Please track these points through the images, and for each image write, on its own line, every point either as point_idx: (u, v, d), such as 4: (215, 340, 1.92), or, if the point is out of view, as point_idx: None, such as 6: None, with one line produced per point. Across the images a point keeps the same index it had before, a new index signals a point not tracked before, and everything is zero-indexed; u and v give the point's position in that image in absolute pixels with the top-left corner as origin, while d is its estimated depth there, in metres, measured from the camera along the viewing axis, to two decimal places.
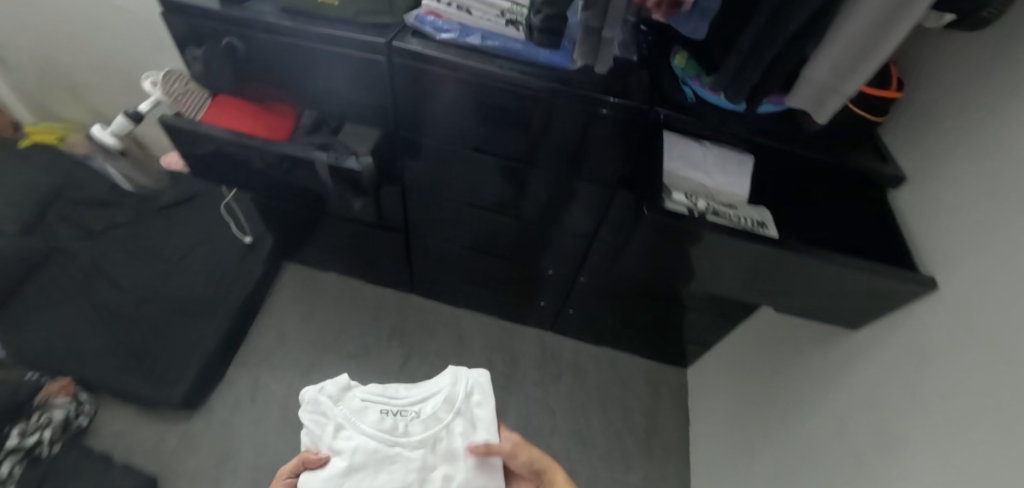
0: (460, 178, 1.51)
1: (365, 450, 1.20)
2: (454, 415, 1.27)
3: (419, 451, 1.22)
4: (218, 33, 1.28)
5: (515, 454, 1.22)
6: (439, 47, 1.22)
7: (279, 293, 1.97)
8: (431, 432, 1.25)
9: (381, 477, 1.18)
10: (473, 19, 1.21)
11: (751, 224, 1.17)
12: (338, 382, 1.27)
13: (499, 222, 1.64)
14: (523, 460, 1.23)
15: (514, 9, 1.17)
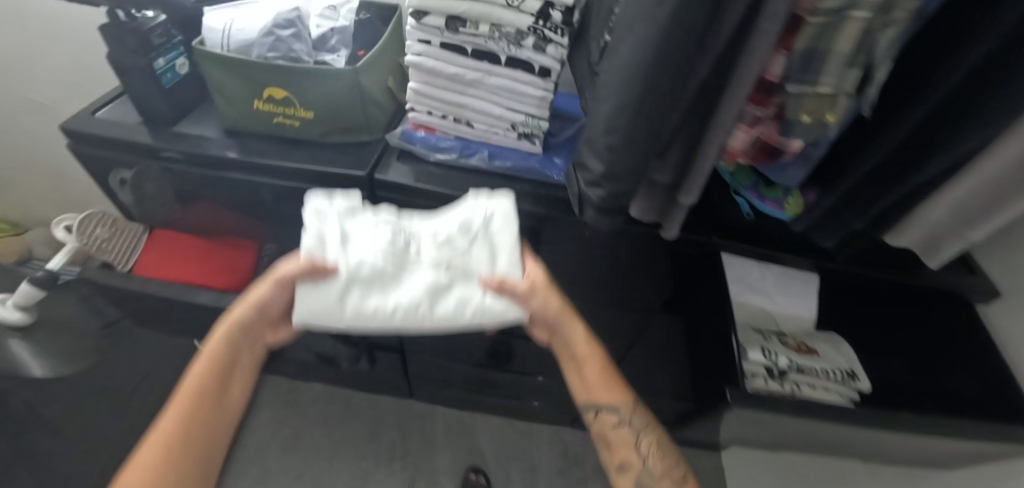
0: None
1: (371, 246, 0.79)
2: (474, 242, 0.81)
3: (433, 270, 0.79)
4: (142, 163, 0.98)
5: (546, 301, 0.82)
6: (437, 170, 0.96)
7: (252, 419, 1.63)
8: (454, 264, 0.80)
9: (393, 297, 0.77)
10: (477, 132, 0.95)
11: (843, 378, 0.95)
12: (328, 197, 0.83)
13: (512, 340, 1.35)
14: (540, 302, 0.81)
15: (530, 120, 0.92)
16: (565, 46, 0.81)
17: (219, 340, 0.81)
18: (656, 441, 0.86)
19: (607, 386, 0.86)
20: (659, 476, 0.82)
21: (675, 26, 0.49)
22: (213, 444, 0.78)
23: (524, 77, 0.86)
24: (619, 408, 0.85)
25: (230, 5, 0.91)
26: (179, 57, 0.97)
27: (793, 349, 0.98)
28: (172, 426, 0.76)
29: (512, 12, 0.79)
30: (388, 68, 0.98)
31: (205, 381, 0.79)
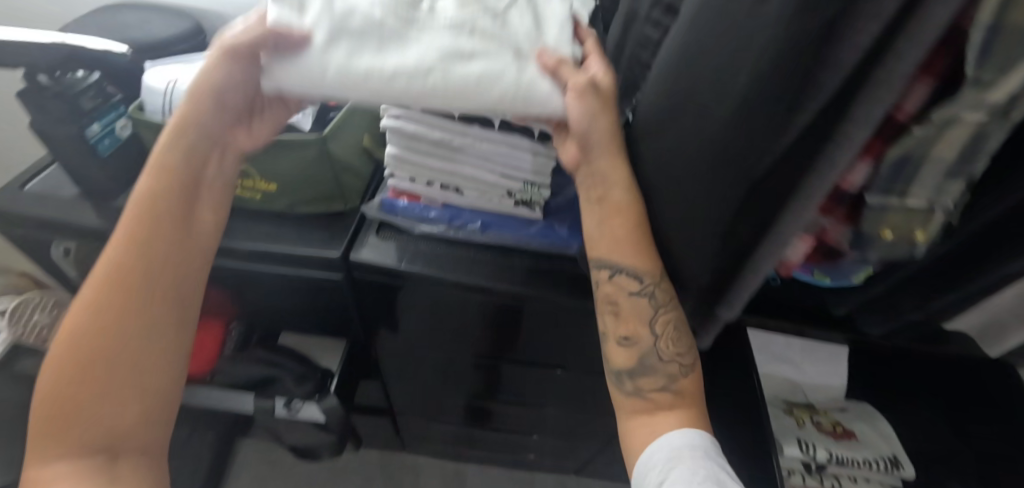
0: (448, 371, 1.09)
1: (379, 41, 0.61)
2: (512, 5, 0.66)
3: (447, 31, 0.63)
4: (78, 243, 0.84)
5: (593, 119, 0.61)
6: (426, 243, 0.84)
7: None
8: (482, 16, 0.64)
9: (404, 55, 0.61)
10: (468, 200, 0.83)
11: (887, 468, 0.86)
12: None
13: (515, 410, 1.21)
14: (584, 109, 0.60)
15: (528, 187, 0.80)
16: (567, 111, 0.69)
17: (165, 158, 0.65)
18: (676, 320, 0.68)
19: (633, 239, 0.65)
20: (665, 361, 0.68)
21: (744, 111, 0.45)
22: (161, 322, 0.62)
23: (521, 141, 0.74)
24: (643, 280, 0.66)
25: (177, 62, 0.79)
26: (120, 118, 0.83)
27: (830, 434, 0.90)
28: (117, 283, 0.60)
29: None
30: (365, 125, 0.85)
31: (157, 212, 0.63)
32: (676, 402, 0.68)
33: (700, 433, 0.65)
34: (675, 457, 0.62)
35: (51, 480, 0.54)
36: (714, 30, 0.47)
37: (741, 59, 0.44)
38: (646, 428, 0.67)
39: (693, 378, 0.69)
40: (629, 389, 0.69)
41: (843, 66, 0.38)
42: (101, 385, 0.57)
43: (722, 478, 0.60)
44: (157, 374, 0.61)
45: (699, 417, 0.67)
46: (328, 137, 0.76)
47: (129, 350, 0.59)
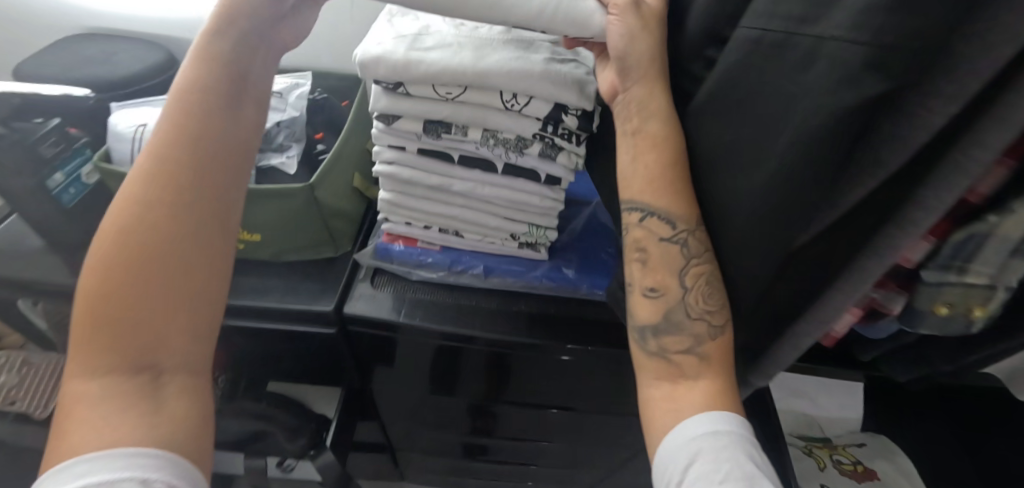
0: (446, 409, 1.03)
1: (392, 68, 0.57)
2: None
3: None
4: (44, 300, 0.77)
5: (634, 45, 0.49)
6: (422, 291, 0.78)
7: None
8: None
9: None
10: (467, 243, 0.78)
11: None
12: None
13: (520, 445, 1.16)
14: (626, 32, 0.49)
15: (533, 230, 0.74)
16: (581, 153, 0.62)
17: (196, 57, 0.52)
18: (712, 274, 0.52)
19: (671, 175, 0.50)
20: (692, 320, 0.52)
21: (771, 189, 0.40)
22: (209, 234, 0.49)
23: (525, 185, 0.68)
24: (676, 222, 0.50)
25: (148, 104, 0.73)
26: (87, 164, 0.77)
27: (852, 476, 0.87)
28: (169, 184, 0.48)
29: (511, 115, 0.60)
30: (351, 164, 0.79)
31: (197, 111, 0.51)
32: (700, 370, 0.51)
33: (727, 416, 0.48)
34: (695, 448, 0.46)
35: (88, 413, 0.43)
36: (732, 97, 0.42)
37: (767, 130, 0.39)
38: (667, 407, 0.50)
39: (724, 347, 0.52)
40: (650, 349, 0.53)
41: (913, 143, 0.35)
42: (145, 302, 0.45)
43: (756, 474, 0.45)
44: (192, 295, 0.48)
45: (728, 399, 0.50)
46: (315, 184, 0.71)
47: (181, 261, 0.47)
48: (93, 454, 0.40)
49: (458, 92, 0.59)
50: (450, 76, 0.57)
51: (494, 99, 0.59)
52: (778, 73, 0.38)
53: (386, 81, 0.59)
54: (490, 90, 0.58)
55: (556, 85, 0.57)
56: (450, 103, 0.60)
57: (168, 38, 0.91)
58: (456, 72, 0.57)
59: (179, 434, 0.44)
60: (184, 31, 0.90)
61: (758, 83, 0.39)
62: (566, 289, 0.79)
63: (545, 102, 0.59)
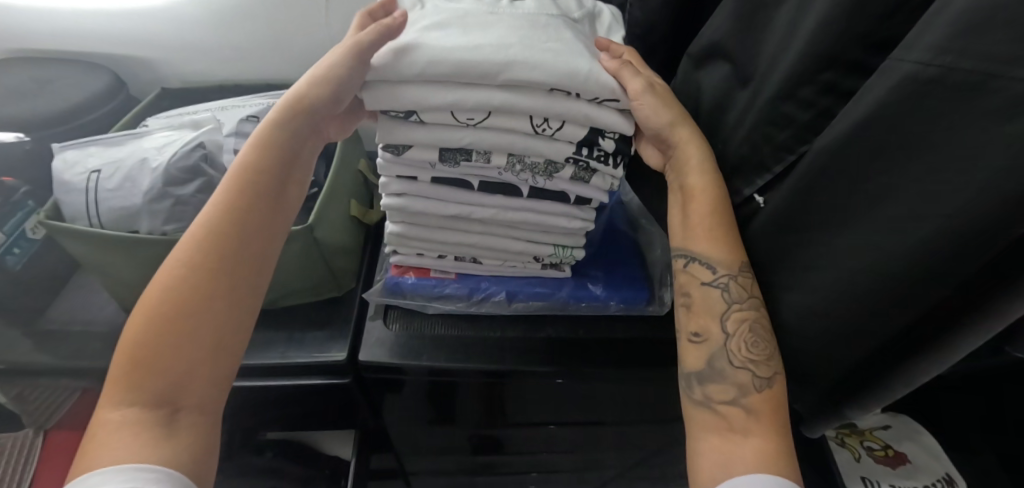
0: (455, 432, 0.98)
1: (418, 103, 0.50)
2: (586, 16, 0.58)
3: (523, 21, 0.53)
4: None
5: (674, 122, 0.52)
6: (442, 327, 0.70)
7: None
8: (555, 17, 0.54)
9: (470, 39, 0.50)
10: (487, 268, 0.71)
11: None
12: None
13: (533, 457, 1.13)
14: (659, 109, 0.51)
15: (559, 251, 0.68)
16: (616, 175, 0.58)
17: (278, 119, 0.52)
18: (756, 321, 0.48)
19: (718, 235, 0.50)
20: (735, 369, 0.47)
21: (927, 245, 0.36)
22: (263, 275, 0.48)
23: (552, 208, 0.62)
24: (716, 266, 0.49)
25: (93, 142, 0.61)
26: (31, 217, 0.66)
27: (885, 463, 0.75)
28: (232, 229, 0.47)
29: (541, 140, 0.54)
30: (348, 192, 0.72)
31: (269, 164, 0.51)
32: (750, 425, 0.44)
33: (779, 478, 0.40)
34: None
35: (112, 435, 0.39)
36: (876, 143, 0.38)
37: (927, 181, 0.35)
38: (721, 455, 0.43)
39: (776, 401, 0.46)
40: (695, 398, 0.48)
41: None
42: (187, 338, 0.43)
43: None
44: (233, 330, 0.45)
45: (784, 462, 0.42)
46: (314, 224, 0.64)
47: (223, 306, 0.45)
48: (108, 467, 0.37)
49: (481, 117, 0.52)
50: (472, 101, 0.50)
51: (522, 123, 0.53)
52: (950, 118, 0.34)
53: (395, 111, 0.52)
54: (518, 113, 0.52)
55: (591, 108, 0.52)
56: (472, 129, 0.53)
57: (112, 57, 0.79)
58: (482, 98, 0.50)
59: (194, 458, 0.40)
60: (130, 48, 0.78)
61: (920, 130, 0.35)
62: (599, 309, 0.72)
63: (581, 125, 0.53)
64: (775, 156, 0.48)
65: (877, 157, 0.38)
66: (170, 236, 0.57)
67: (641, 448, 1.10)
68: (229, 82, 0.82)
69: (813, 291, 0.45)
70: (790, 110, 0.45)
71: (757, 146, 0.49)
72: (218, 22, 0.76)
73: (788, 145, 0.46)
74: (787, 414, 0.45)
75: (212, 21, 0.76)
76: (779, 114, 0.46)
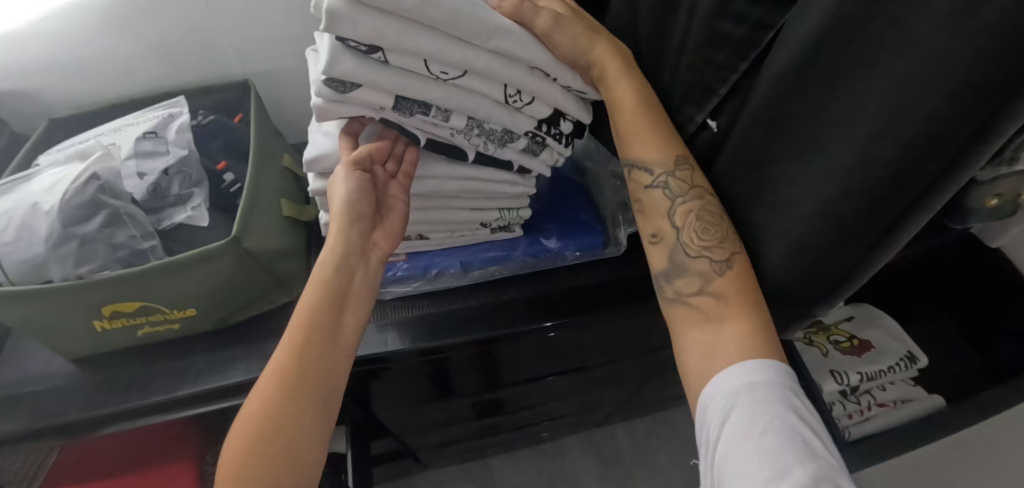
0: (449, 405, 0.98)
1: (393, 41, 0.44)
2: None
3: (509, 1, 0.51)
4: None
5: (591, 44, 0.53)
6: (403, 309, 0.68)
7: None
8: None
9: None
10: (436, 242, 0.69)
11: (904, 370, 0.75)
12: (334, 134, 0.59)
13: (528, 412, 1.15)
14: (576, 35, 0.51)
15: (505, 214, 0.67)
16: (562, 150, 0.61)
17: (327, 264, 0.56)
18: (700, 211, 0.51)
19: (653, 135, 0.53)
20: (693, 259, 0.51)
21: (898, 153, 0.37)
22: (332, 397, 0.51)
23: (494, 175, 0.61)
24: (652, 168, 0.52)
25: None
26: None
27: (851, 353, 0.77)
28: (305, 361, 0.50)
29: (507, 110, 0.54)
30: (274, 193, 0.68)
31: (326, 299, 0.54)
32: (723, 311, 0.49)
33: (760, 364, 0.46)
34: (730, 404, 0.45)
35: None
36: (836, 56, 0.39)
37: (890, 90, 0.36)
38: (703, 351, 0.49)
39: (738, 280, 0.50)
40: (668, 295, 0.53)
41: None
42: (288, 463, 0.46)
43: (799, 426, 0.44)
44: (309, 456, 0.48)
45: (763, 348, 0.47)
46: (239, 236, 0.60)
47: (299, 431, 0.48)
48: None
49: (456, 74, 0.49)
50: (457, 54, 0.47)
51: (495, 90, 0.52)
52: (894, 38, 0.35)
53: (358, 42, 0.44)
54: (493, 79, 0.51)
55: (562, 94, 0.55)
56: (439, 84, 0.50)
57: None
58: (466, 56, 0.47)
59: None
60: (7, 82, 0.71)
61: (871, 42, 0.36)
62: (552, 262, 0.71)
63: (546, 105, 0.55)
64: (719, 77, 0.49)
65: (830, 81, 0.40)
66: (86, 279, 0.54)
67: (632, 381, 1.12)
68: (126, 96, 0.75)
69: (782, 227, 0.47)
70: (726, 27, 0.46)
71: (700, 71, 0.50)
72: (100, 36, 0.69)
73: (729, 64, 0.48)
74: (750, 287, 0.50)
75: (94, 33, 0.69)
76: (716, 33, 0.47)
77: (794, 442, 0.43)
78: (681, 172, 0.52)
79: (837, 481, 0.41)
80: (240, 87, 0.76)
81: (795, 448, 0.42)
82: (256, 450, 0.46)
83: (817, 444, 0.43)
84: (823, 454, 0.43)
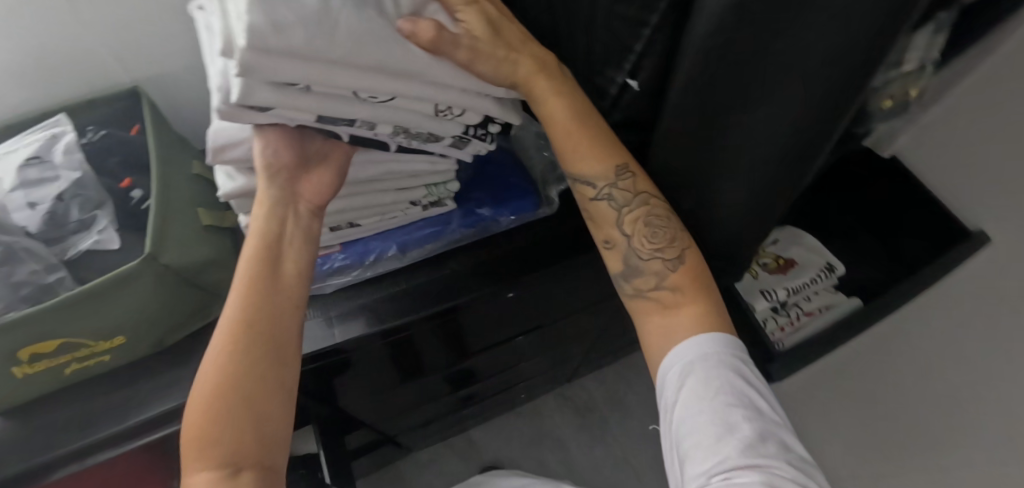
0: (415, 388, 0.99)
1: (322, 80, 0.44)
2: None
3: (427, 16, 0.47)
4: None
5: (516, 64, 0.51)
6: (346, 299, 0.66)
7: None
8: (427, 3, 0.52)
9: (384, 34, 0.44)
10: (368, 228, 0.68)
11: (824, 279, 0.81)
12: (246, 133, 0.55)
13: (496, 380, 1.17)
14: (498, 63, 0.49)
15: (431, 189, 0.67)
16: (489, 144, 0.62)
17: (258, 220, 0.55)
18: (649, 217, 0.54)
19: (589, 142, 0.54)
20: (647, 261, 0.54)
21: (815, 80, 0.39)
22: (292, 338, 0.51)
23: (415, 156, 0.61)
24: (595, 182, 0.54)
25: None
26: None
27: (776, 272, 0.84)
28: (255, 310, 0.50)
29: (436, 119, 0.54)
30: (189, 203, 0.64)
31: (262, 247, 0.53)
32: (679, 300, 0.53)
33: (716, 340, 0.50)
34: (686, 371, 0.49)
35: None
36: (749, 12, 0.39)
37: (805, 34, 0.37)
38: (661, 332, 0.53)
39: (692, 271, 0.53)
40: (628, 294, 0.56)
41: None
42: (262, 405, 0.47)
43: (747, 389, 0.49)
44: (282, 394, 0.49)
45: (714, 323, 0.52)
46: (155, 251, 0.57)
47: (264, 373, 0.48)
48: None
49: (386, 98, 0.49)
50: (386, 86, 0.47)
51: (425, 106, 0.52)
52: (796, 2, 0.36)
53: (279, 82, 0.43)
54: (421, 100, 0.51)
55: (493, 103, 0.55)
56: (366, 105, 0.49)
57: None
58: (394, 87, 0.47)
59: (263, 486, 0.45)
60: None
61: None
62: (490, 230, 0.71)
63: (478, 113, 0.55)
64: (633, 34, 0.49)
65: None
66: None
67: (589, 333, 1.16)
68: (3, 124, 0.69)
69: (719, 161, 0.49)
70: None
71: (615, 30, 0.50)
72: None
73: (641, 18, 0.47)
74: (701, 276, 0.54)
75: None
76: None
77: (743, 403, 0.48)
78: (625, 183, 0.54)
79: (780, 437, 0.47)
80: (133, 96, 0.71)
81: (744, 407, 0.48)
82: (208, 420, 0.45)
83: (763, 404, 0.49)
84: (768, 412, 0.49)
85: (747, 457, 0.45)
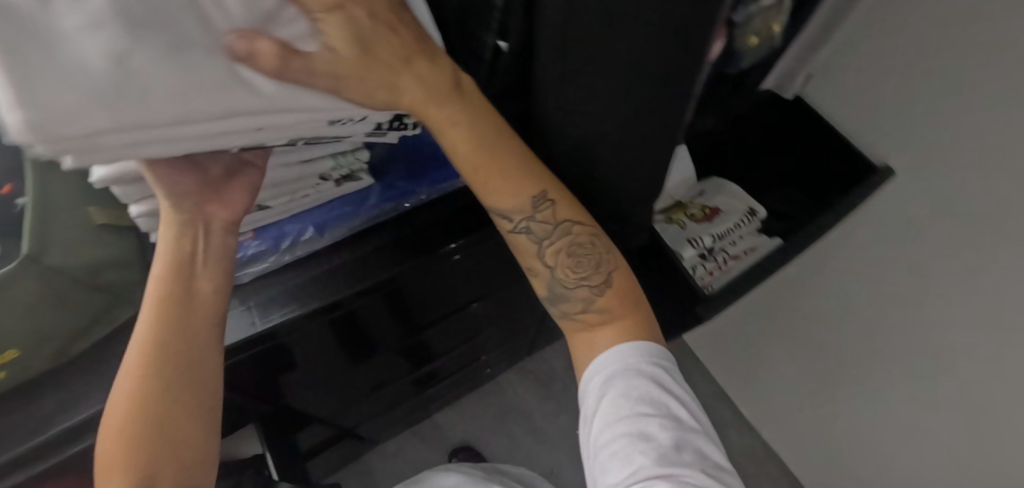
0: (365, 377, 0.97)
1: (165, 135, 0.37)
2: None
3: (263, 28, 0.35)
4: None
5: (393, 78, 0.42)
6: (265, 288, 0.63)
7: None
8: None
9: (203, 70, 0.34)
10: (280, 210, 0.64)
11: (746, 223, 0.84)
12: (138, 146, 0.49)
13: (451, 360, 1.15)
14: (367, 85, 0.41)
15: (339, 160, 0.63)
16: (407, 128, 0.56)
17: (168, 239, 0.53)
18: (571, 246, 0.55)
19: (500, 168, 0.51)
20: (573, 289, 0.56)
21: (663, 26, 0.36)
22: (210, 353, 0.52)
23: None
24: (511, 217, 0.53)
25: None
26: None
27: (703, 221, 0.85)
28: (170, 329, 0.51)
29: (334, 126, 0.48)
30: None
31: (173, 264, 0.52)
32: (605, 319, 0.56)
33: (636, 360, 0.54)
34: (606, 383, 0.54)
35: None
36: None
37: None
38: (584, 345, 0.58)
39: (617, 295, 0.56)
40: (558, 314, 0.59)
41: None
42: (181, 411, 0.50)
43: (664, 398, 0.53)
44: (201, 401, 0.51)
45: (634, 338, 0.56)
46: (37, 254, 0.52)
47: (180, 384, 0.50)
48: None
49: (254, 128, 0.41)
50: (238, 121, 0.39)
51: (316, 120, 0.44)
52: None
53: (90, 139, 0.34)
54: (304, 120, 0.44)
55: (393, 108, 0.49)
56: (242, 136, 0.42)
57: None
58: (249, 120, 0.40)
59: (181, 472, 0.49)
60: None
61: None
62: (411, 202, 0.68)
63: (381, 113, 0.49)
64: None
65: None
66: None
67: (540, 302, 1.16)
68: None
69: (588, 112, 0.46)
70: None
71: None
72: None
73: None
74: (624, 296, 0.57)
75: None
76: None
77: (659, 413, 0.53)
78: (545, 213, 0.53)
79: (696, 445, 0.52)
80: None
81: (659, 416, 0.52)
82: (120, 444, 0.47)
83: (680, 413, 0.54)
84: (686, 421, 0.54)
85: (658, 467, 0.49)
